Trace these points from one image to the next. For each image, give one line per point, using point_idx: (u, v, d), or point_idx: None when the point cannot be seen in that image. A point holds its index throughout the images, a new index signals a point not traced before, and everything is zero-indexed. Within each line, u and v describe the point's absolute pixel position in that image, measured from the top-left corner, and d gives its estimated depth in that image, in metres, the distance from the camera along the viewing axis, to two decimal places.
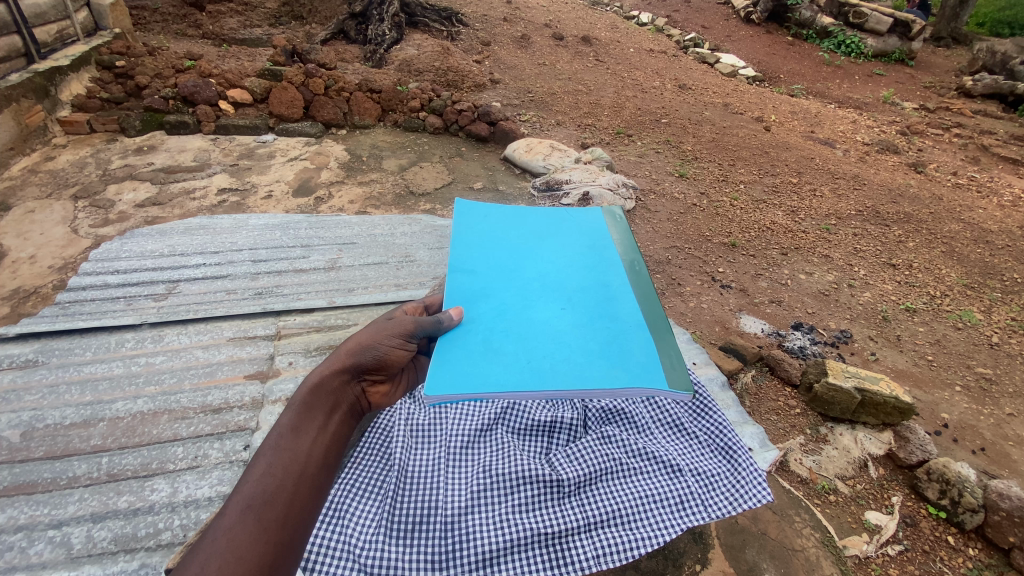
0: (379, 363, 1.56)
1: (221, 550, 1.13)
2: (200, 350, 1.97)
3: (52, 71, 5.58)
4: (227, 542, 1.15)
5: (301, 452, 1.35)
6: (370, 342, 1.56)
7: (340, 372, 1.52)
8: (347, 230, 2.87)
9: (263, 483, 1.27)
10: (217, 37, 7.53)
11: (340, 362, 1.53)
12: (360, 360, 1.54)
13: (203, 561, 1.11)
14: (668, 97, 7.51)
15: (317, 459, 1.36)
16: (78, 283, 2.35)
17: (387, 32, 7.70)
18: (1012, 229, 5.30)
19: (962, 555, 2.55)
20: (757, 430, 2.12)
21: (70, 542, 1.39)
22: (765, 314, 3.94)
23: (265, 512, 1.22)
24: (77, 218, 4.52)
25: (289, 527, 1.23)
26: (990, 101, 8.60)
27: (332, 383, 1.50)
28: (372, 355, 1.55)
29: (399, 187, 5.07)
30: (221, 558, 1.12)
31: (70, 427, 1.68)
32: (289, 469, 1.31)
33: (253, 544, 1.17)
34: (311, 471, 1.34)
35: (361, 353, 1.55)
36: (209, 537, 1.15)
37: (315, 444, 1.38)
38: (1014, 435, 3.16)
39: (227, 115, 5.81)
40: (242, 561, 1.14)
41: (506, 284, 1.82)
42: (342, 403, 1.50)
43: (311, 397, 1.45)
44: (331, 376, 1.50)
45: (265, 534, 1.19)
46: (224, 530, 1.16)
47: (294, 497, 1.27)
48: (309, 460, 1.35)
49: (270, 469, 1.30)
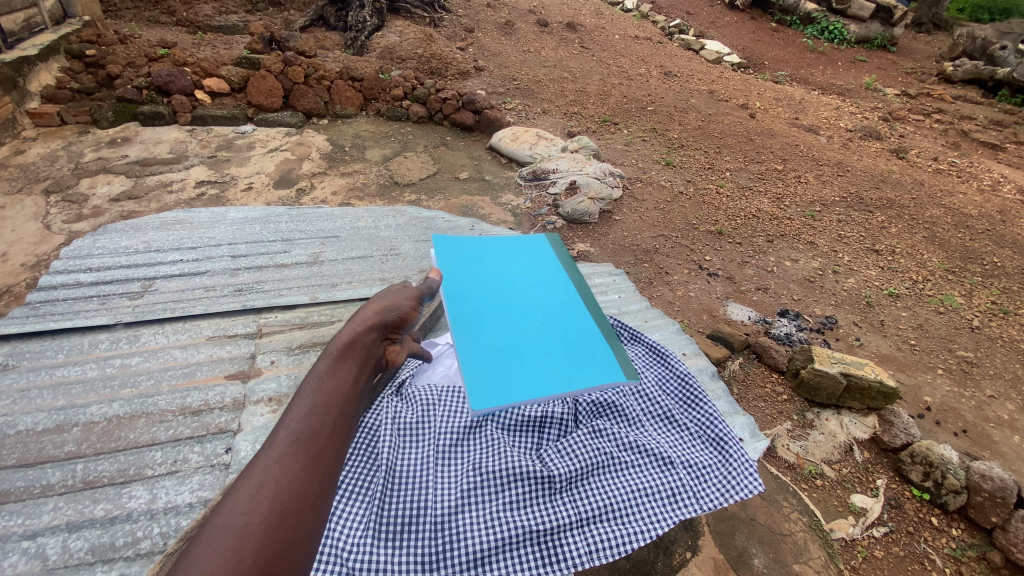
0: (403, 321, 1.52)
1: (274, 476, 1.04)
2: (178, 351, 1.91)
3: (19, 61, 5.35)
4: (278, 470, 1.06)
5: (341, 393, 1.25)
6: (393, 303, 1.53)
7: (371, 329, 1.44)
8: (330, 223, 2.81)
9: (308, 422, 1.17)
10: (191, 24, 7.28)
11: (369, 319, 1.45)
12: (386, 317, 1.49)
13: (256, 485, 1.02)
14: (653, 85, 7.45)
15: (355, 405, 1.27)
16: (48, 282, 2.24)
17: (367, 19, 7.49)
18: (992, 214, 5.38)
19: (945, 535, 2.60)
20: (749, 420, 2.01)
21: (45, 553, 1.32)
22: (751, 301, 3.95)
23: (311, 445, 1.13)
24: (49, 213, 4.36)
25: (332, 466, 1.12)
26: (970, 87, 8.72)
27: (365, 339, 1.40)
28: (396, 313, 1.51)
29: (383, 177, 4.98)
30: (275, 484, 1.03)
31: (42, 433, 1.61)
32: (331, 411, 1.21)
33: (302, 475, 1.07)
34: (351, 418, 1.24)
35: (385, 310, 1.51)
36: (259, 466, 1.05)
37: (354, 387, 1.29)
38: (995, 416, 3.23)
39: (204, 105, 5.64)
40: (293, 494, 1.03)
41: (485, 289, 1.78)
42: (373, 357, 1.41)
43: (346, 348, 1.35)
44: (362, 332, 1.41)
45: (313, 467, 1.09)
46: (275, 460, 1.07)
47: (338, 434, 1.19)
48: (349, 403, 1.25)
49: (313, 408, 1.20)
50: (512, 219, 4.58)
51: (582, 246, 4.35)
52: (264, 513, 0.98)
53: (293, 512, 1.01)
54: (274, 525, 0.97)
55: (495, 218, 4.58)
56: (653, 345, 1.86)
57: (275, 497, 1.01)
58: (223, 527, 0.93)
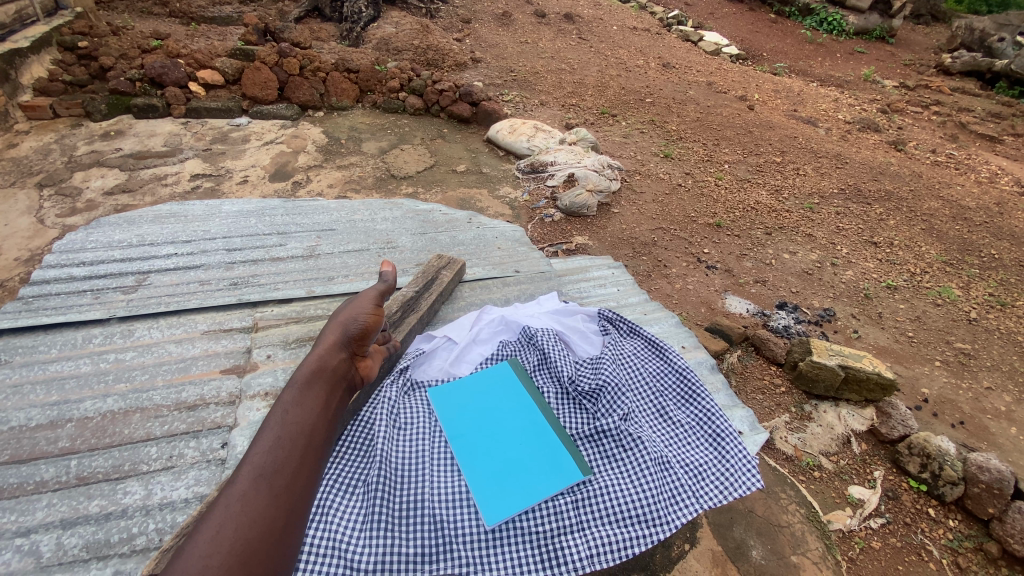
0: (365, 333, 1.57)
1: (235, 513, 1.10)
2: (172, 345, 1.89)
3: (10, 53, 5.27)
4: (240, 507, 1.12)
5: (308, 421, 1.34)
6: (352, 315, 1.58)
7: (336, 350, 1.51)
8: (326, 216, 2.79)
9: (273, 454, 1.23)
10: (184, 15, 7.18)
11: (332, 340, 1.52)
12: (348, 331, 1.54)
13: (219, 523, 1.08)
14: (652, 77, 7.40)
15: (322, 432, 1.36)
16: (41, 276, 2.20)
17: (363, 9, 7.41)
18: (989, 206, 5.38)
19: (942, 526, 2.62)
20: (748, 413, 1.99)
21: (39, 550, 1.31)
22: (749, 294, 3.94)
23: (276, 479, 1.20)
24: (42, 207, 4.31)
25: (297, 495, 1.21)
26: (968, 79, 8.69)
27: (332, 361, 1.48)
28: (356, 325, 1.56)
29: (380, 170, 4.95)
30: (235, 521, 1.09)
31: (36, 429, 1.59)
32: (297, 441, 1.29)
33: (266, 509, 1.14)
34: (317, 443, 1.33)
35: (345, 325, 1.56)
36: (223, 504, 1.11)
37: (320, 413, 1.37)
38: (992, 407, 3.24)
39: (198, 98, 5.58)
40: (256, 524, 1.11)
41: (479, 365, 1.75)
42: (341, 379, 1.48)
43: (313, 374, 1.43)
44: (329, 354, 1.49)
45: (277, 501, 1.17)
46: (238, 496, 1.13)
47: (305, 462, 1.27)
48: (315, 431, 1.33)
49: (278, 440, 1.27)
50: (510, 212, 4.55)
51: (580, 238, 4.33)
52: (225, 555, 1.04)
53: (257, 543, 1.09)
54: (237, 561, 1.04)
55: (493, 211, 4.56)
56: (651, 338, 1.87)
57: (237, 534, 1.07)
58: (186, 567, 0.99)
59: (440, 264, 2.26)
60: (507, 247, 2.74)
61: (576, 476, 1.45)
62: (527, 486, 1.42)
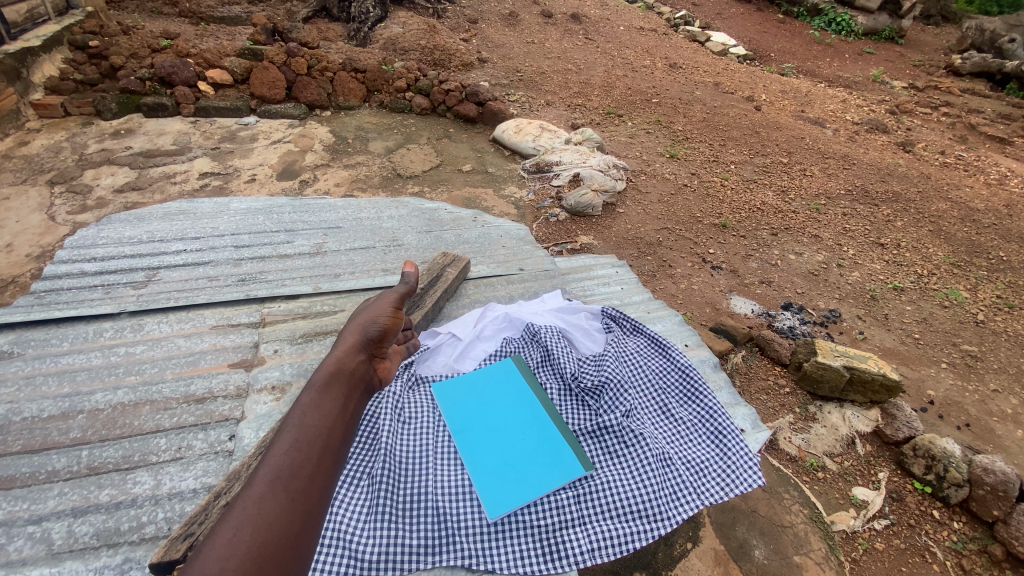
0: (383, 336, 1.63)
1: (252, 517, 1.19)
2: (182, 339, 1.92)
3: (23, 52, 5.32)
4: (257, 510, 1.21)
5: (323, 425, 1.43)
6: (371, 317, 1.64)
7: (355, 352, 1.59)
8: (334, 215, 2.81)
9: (289, 457, 1.33)
10: (195, 15, 7.26)
11: (352, 342, 1.59)
12: (367, 333, 1.61)
13: (236, 526, 1.17)
14: (659, 77, 7.40)
15: (338, 434, 1.44)
16: (53, 272, 2.23)
17: (371, 9, 7.45)
18: (998, 208, 5.33)
19: (946, 528, 2.61)
20: (750, 411, 1.99)
21: (51, 537, 1.34)
22: (754, 295, 3.94)
23: (291, 483, 1.30)
24: (53, 204, 4.36)
25: (311, 498, 1.31)
26: (978, 80, 8.60)
27: (350, 364, 1.56)
28: (376, 328, 1.61)
29: (386, 169, 4.98)
30: (252, 524, 1.19)
31: (48, 420, 1.62)
32: (313, 443, 1.38)
33: (281, 513, 1.24)
34: (332, 446, 1.41)
35: (365, 326, 1.62)
36: (239, 506, 1.20)
37: (336, 418, 1.46)
38: (998, 410, 3.22)
39: (207, 97, 5.63)
40: (271, 528, 1.21)
41: (484, 366, 1.75)
42: (359, 380, 1.57)
43: (331, 377, 1.51)
44: (347, 357, 1.57)
45: (293, 504, 1.28)
46: (254, 500, 1.22)
47: (320, 466, 1.36)
48: (331, 435, 1.42)
49: (295, 444, 1.36)
50: (514, 212, 4.58)
51: (586, 238, 4.34)
52: (241, 557, 1.14)
53: (272, 545, 1.19)
54: (252, 563, 1.14)
55: (499, 209, 4.58)
56: (654, 336, 1.88)
57: (252, 538, 1.17)
58: (205, 566, 1.09)
59: (445, 261, 2.28)
60: (511, 245, 2.75)
61: (577, 470, 1.47)
62: (528, 480, 1.44)
